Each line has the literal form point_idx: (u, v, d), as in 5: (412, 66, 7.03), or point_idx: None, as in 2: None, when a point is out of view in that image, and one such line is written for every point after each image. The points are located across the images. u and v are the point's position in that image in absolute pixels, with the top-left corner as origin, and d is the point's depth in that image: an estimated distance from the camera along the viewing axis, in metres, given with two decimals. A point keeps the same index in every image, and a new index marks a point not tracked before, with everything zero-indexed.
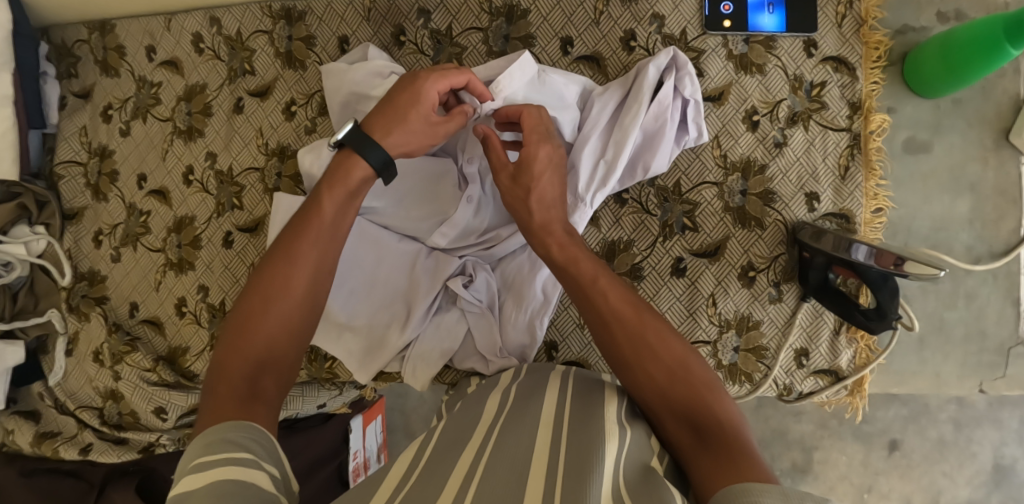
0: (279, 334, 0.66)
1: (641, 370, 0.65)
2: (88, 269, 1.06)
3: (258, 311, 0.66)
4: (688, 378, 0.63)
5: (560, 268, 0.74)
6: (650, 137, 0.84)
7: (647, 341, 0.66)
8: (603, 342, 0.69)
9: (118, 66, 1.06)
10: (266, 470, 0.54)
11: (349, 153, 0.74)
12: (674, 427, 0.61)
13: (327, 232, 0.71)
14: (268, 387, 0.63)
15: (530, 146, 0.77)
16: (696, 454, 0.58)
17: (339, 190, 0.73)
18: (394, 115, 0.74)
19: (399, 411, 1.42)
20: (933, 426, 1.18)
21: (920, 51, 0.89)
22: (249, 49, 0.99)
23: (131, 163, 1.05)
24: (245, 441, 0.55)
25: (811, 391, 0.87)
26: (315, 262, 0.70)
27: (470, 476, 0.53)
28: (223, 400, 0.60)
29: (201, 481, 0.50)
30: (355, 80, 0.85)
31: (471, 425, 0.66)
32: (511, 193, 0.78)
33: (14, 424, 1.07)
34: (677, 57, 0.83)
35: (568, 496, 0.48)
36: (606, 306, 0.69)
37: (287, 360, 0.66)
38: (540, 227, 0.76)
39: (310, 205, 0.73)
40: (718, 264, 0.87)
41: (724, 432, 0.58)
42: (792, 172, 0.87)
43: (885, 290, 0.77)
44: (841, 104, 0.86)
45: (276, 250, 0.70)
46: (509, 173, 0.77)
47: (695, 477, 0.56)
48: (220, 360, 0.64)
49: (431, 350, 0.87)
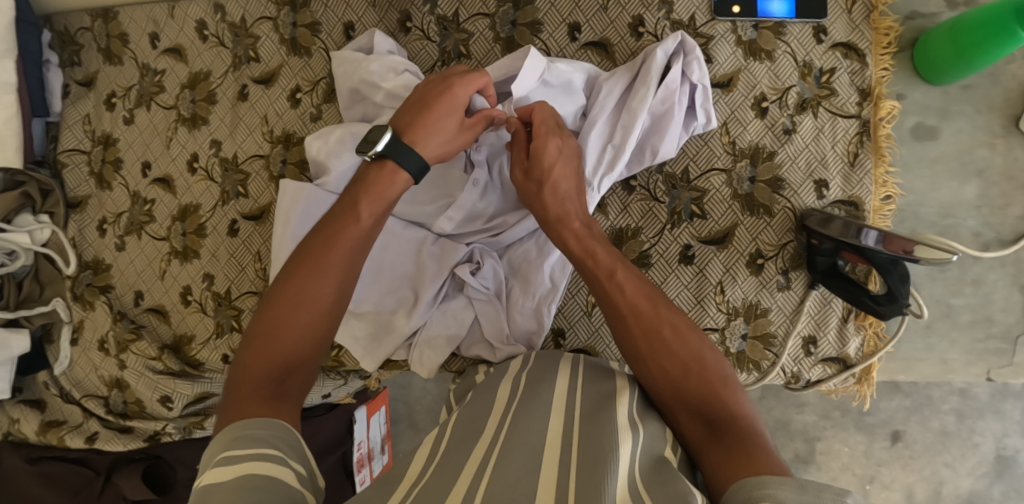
0: (303, 340, 0.66)
1: (655, 364, 0.65)
2: (93, 258, 1.06)
3: (287, 317, 0.66)
4: (702, 373, 0.63)
5: (579, 260, 0.74)
6: (658, 120, 0.83)
7: (662, 335, 0.66)
8: (617, 335, 0.69)
9: (121, 54, 1.06)
10: (292, 467, 0.53)
11: (386, 162, 0.73)
12: (687, 421, 0.62)
13: (359, 242, 0.71)
14: (292, 390, 0.64)
15: (540, 140, 0.77)
16: (710, 449, 0.58)
17: (376, 202, 0.72)
18: (431, 120, 0.74)
19: (402, 402, 1.42)
20: (936, 417, 1.17)
21: (930, 35, 0.89)
22: (254, 35, 0.98)
23: (135, 151, 1.05)
24: (273, 438, 0.55)
25: (819, 379, 0.87)
26: (346, 272, 0.69)
27: (483, 464, 0.54)
28: (245, 399, 0.61)
29: (228, 473, 0.50)
30: (369, 69, 0.84)
31: (483, 412, 0.66)
32: (526, 188, 0.78)
33: (19, 412, 1.06)
34: (685, 42, 0.82)
35: (584, 486, 0.48)
36: (622, 299, 0.69)
37: (310, 363, 0.66)
38: (557, 221, 0.76)
39: (345, 212, 0.72)
40: (726, 251, 0.87)
41: (738, 428, 0.59)
42: (801, 159, 0.86)
43: (894, 274, 0.77)
44: (850, 90, 0.86)
45: (307, 255, 0.69)
46: (524, 167, 0.78)
47: (709, 472, 0.57)
48: (246, 359, 0.64)
49: (438, 336, 0.87)
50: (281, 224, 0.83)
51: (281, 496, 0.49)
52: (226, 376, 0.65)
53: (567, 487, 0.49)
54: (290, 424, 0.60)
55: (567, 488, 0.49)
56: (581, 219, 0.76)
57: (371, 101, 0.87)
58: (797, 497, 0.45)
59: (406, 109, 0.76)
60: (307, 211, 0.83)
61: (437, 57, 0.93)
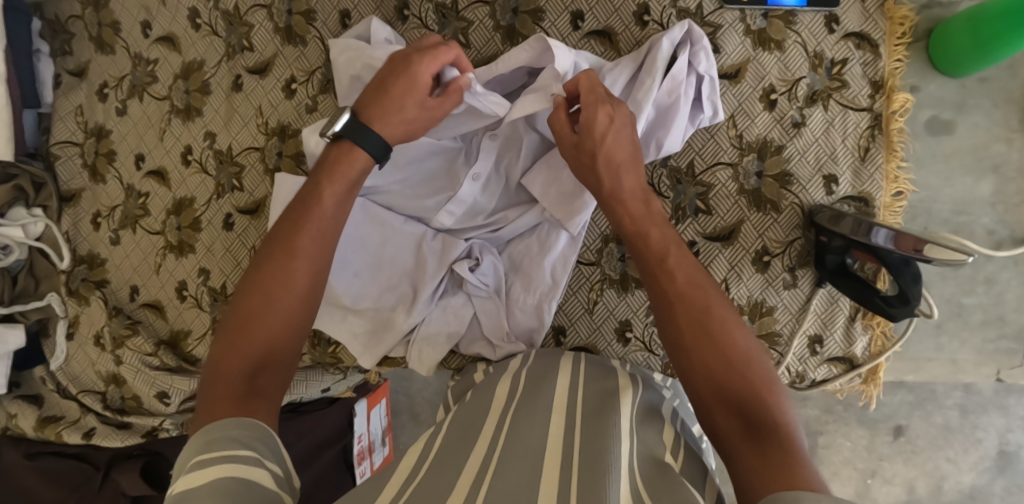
0: (279, 332, 0.64)
1: (700, 360, 0.61)
2: (87, 252, 1.05)
3: (259, 309, 0.64)
4: (749, 374, 0.60)
5: (630, 241, 0.71)
6: (663, 113, 0.80)
7: (708, 327, 0.62)
8: (663, 326, 0.66)
9: (113, 43, 1.03)
10: (268, 469, 0.52)
11: (347, 146, 0.72)
12: (722, 419, 0.58)
13: (327, 225, 0.70)
14: (268, 384, 0.61)
15: (589, 108, 0.71)
16: (746, 455, 0.54)
17: (339, 181, 0.71)
18: (390, 101, 0.72)
19: (402, 394, 1.40)
20: (939, 412, 1.15)
21: (947, 25, 0.86)
22: (248, 24, 0.95)
23: (129, 143, 1.03)
24: (248, 438, 0.53)
25: (824, 379, 0.85)
26: (316, 258, 0.68)
27: (481, 465, 0.52)
28: (218, 397, 0.58)
29: (199, 479, 0.48)
30: (373, 56, 0.79)
31: (481, 412, 0.65)
32: (578, 160, 0.73)
33: (17, 407, 1.06)
34: (692, 31, 0.79)
35: (586, 489, 0.46)
36: (671, 286, 0.66)
37: (286, 357, 0.64)
38: (609, 198, 0.72)
39: (309, 197, 0.70)
40: (731, 248, 0.85)
41: (777, 434, 0.55)
42: (810, 153, 0.84)
43: (907, 275, 0.74)
44: (863, 83, 0.83)
45: (278, 245, 0.68)
46: (572, 140, 0.73)
47: (739, 474, 0.54)
48: (219, 354, 0.62)
49: (437, 334, 0.85)
50: (277, 218, 0.81)
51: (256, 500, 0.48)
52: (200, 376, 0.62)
53: (568, 490, 0.47)
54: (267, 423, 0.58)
55: (569, 490, 0.47)
56: (636, 196, 0.72)
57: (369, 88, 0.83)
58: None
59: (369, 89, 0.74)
60: None
61: None
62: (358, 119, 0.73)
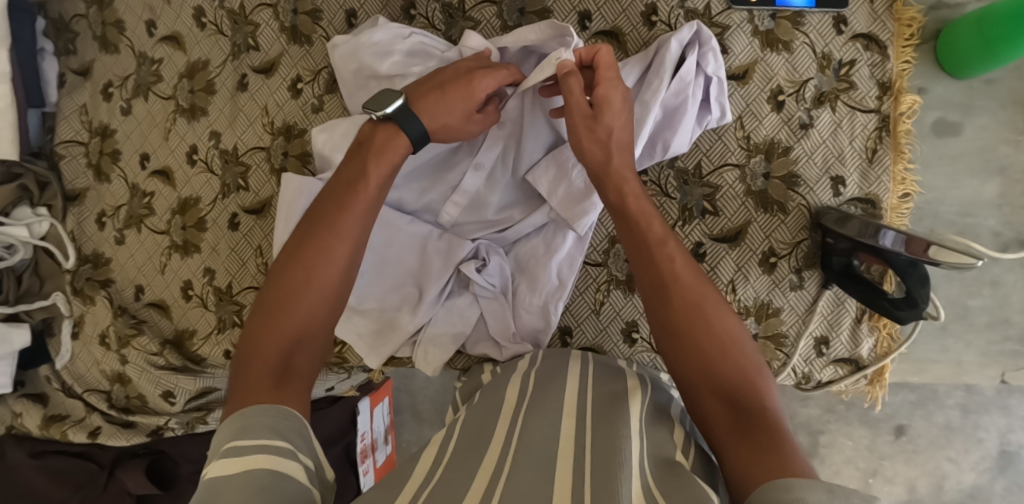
0: (315, 315, 0.64)
1: (692, 343, 0.62)
2: (92, 252, 1.04)
3: (298, 286, 0.64)
4: (739, 360, 0.60)
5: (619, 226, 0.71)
6: (670, 113, 0.80)
7: (704, 313, 0.63)
8: (654, 309, 0.66)
9: (117, 42, 1.03)
10: (301, 462, 0.51)
11: (394, 131, 0.71)
12: (712, 405, 0.58)
13: (369, 207, 0.69)
14: (302, 363, 0.62)
15: (608, 84, 0.70)
16: (732, 439, 0.55)
17: (385, 160, 0.70)
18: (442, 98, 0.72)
19: (405, 392, 1.40)
20: (941, 412, 1.15)
21: (955, 26, 0.85)
22: (254, 23, 0.94)
23: (133, 142, 1.03)
24: (281, 427, 0.53)
25: (830, 380, 0.85)
26: (354, 244, 0.67)
27: (495, 471, 0.52)
28: (256, 376, 0.58)
29: (235, 468, 0.48)
30: (373, 40, 0.80)
31: (493, 413, 0.65)
32: (589, 134, 0.70)
33: (22, 406, 1.06)
34: (700, 32, 0.78)
35: (599, 489, 0.46)
36: (669, 269, 0.66)
37: (321, 339, 0.64)
38: (602, 174, 0.71)
39: (354, 179, 0.70)
40: (738, 249, 0.85)
41: (766, 419, 0.55)
42: (818, 155, 0.84)
43: (914, 276, 0.74)
44: (870, 84, 0.83)
45: (319, 226, 0.67)
46: (585, 113, 0.70)
47: (730, 461, 0.54)
48: (256, 330, 0.62)
49: (443, 334, 0.85)
50: (283, 220, 0.80)
51: (289, 497, 0.47)
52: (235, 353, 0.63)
53: (582, 491, 0.47)
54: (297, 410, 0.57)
55: (581, 490, 0.47)
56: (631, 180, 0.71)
57: (376, 80, 0.82)
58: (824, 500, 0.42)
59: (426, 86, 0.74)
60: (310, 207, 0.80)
61: None
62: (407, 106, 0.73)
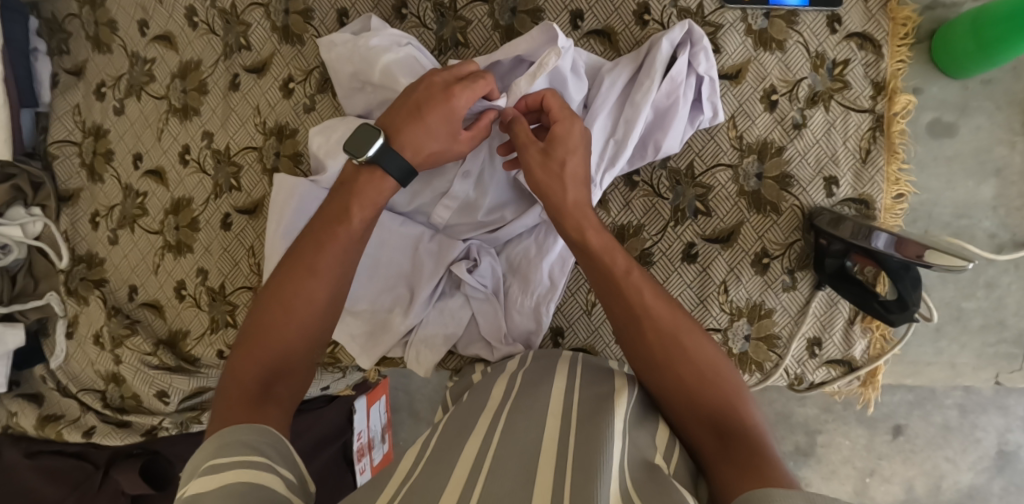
0: (296, 344, 0.65)
1: (671, 372, 0.62)
2: (86, 252, 1.04)
3: (279, 320, 0.65)
4: (717, 383, 0.60)
5: (586, 265, 0.70)
6: (662, 114, 0.79)
7: (678, 340, 0.63)
8: (630, 344, 0.65)
9: (110, 42, 1.03)
10: (281, 475, 0.51)
11: (372, 167, 0.70)
12: (697, 431, 0.58)
13: (352, 244, 0.69)
14: (283, 392, 0.62)
15: (563, 123, 0.70)
16: (720, 461, 0.54)
17: (369, 202, 0.70)
18: (424, 130, 0.69)
19: (402, 391, 1.40)
20: (938, 411, 1.15)
21: (951, 26, 0.85)
22: (245, 23, 0.94)
23: (126, 142, 1.02)
24: (258, 443, 0.53)
25: (823, 381, 0.85)
26: (336, 278, 0.68)
27: (477, 469, 0.51)
28: (233, 402, 0.59)
29: (213, 483, 0.48)
30: (369, 44, 0.79)
31: (479, 413, 0.64)
32: (545, 171, 0.69)
33: (18, 406, 1.07)
34: (692, 31, 0.77)
35: (579, 490, 0.46)
36: (640, 301, 0.66)
37: (302, 369, 0.65)
38: (557, 214, 0.70)
39: (336, 214, 0.70)
40: (730, 250, 0.84)
41: (750, 438, 0.55)
42: (811, 155, 0.83)
43: (906, 279, 0.74)
44: (864, 83, 0.82)
45: (300, 260, 0.68)
46: (539, 149, 0.70)
47: (718, 484, 0.53)
48: (237, 361, 0.63)
49: (435, 335, 0.85)
50: (273, 221, 0.80)
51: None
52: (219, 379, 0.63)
53: (561, 491, 0.47)
54: (277, 430, 0.57)
55: (561, 490, 0.47)
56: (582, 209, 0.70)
57: (372, 86, 0.80)
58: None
59: (403, 110, 0.70)
60: (301, 208, 0.80)
61: (434, 46, 0.90)
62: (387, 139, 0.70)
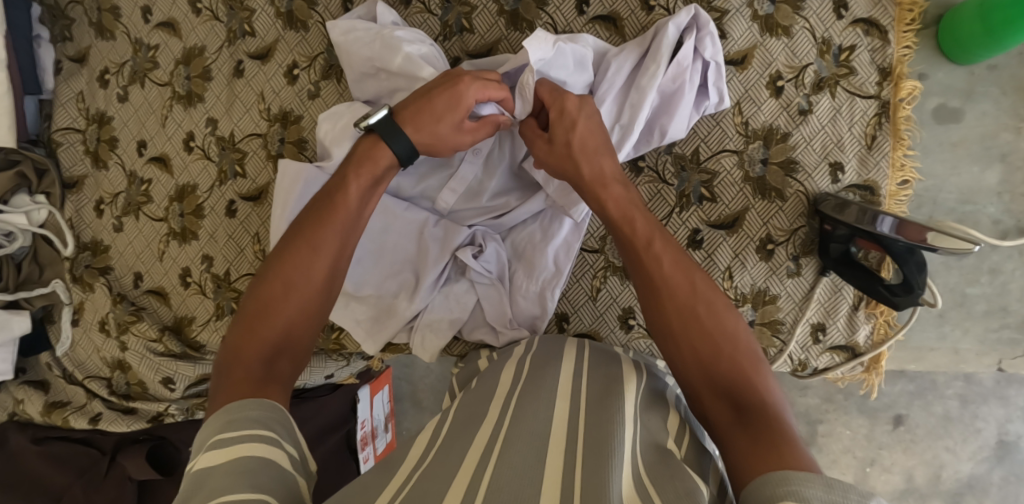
0: (299, 321, 0.65)
1: (687, 345, 0.61)
2: (91, 239, 1.05)
3: (280, 297, 0.65)
4: (734, 355, 0.60)
5: (612, 230, 0.69)
6: (667, 99, 0.79)
7: (696, 312, 0.62)
8: (651, 316, 0.65)
9: (113, 29, 1.03)
10: (286, 450, 0.52)
11: (376, 140, 0.72)
12: (714, 405, 0.58)
13: (351, 220, 0.69)
14: (284, 369, 0.62)
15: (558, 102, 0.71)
16: (734, 434, 0.55)
17: (366, 176, 0.71)
18: (427, 108, 0.70)
19: (405, 381, 1.41)
20: (939, 402, 1.15)
21: (957, 12, 0.84)
22: (249, 8, 0.94)
23: (131, 129, 1.02)
24: (267, 419, 0.53)
25: (827, 367, 0.86)
26: (336, 251, 0.68)
27: (486, 451, 0.52)
28: (236, 380, 0.59)
29: (222, 457, 0.48)
30: (393, 35, 0.79)
31: (487, 396, 0.65)
32: (552, 157, 0.72)
33: (24, 393, 1.07)
34: (699, 15, 0.77)
35: (592, 475, 0.46)
36: (658, 272, 0.65)
37: (303, 346, 0.65)
38: (592, 184, 0.70)
39: (335, 189, 0.70)
40: (736, 236, 0.84)
41: (765, 414, 0.55)
42: (816, 141, 0.83)
43: (910, 262, 0.75)
44: (870, 70, 0.82)
45: (298, 236, 0.68)
46: (545, 139, 0.72)
47: (731, 463, 0.53)
48: (239, 340, 0.63)
49: (440, 320, 0.85)
50: (279, 206, 0.80)
51: (275, 480, 0.48)
52: (217, 361, 0.63)
53: (571, 475, 0.47)
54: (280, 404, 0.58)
55: (574, 474, 0.47)
56: (615, 182, 0.70)
57: (386, 73, 0.80)
58: (824, 496, 0.42)
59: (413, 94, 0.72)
60: (305, 193, 0.80)
61: (439, 32, 0.90)
62: (394, 118, 0.72)
